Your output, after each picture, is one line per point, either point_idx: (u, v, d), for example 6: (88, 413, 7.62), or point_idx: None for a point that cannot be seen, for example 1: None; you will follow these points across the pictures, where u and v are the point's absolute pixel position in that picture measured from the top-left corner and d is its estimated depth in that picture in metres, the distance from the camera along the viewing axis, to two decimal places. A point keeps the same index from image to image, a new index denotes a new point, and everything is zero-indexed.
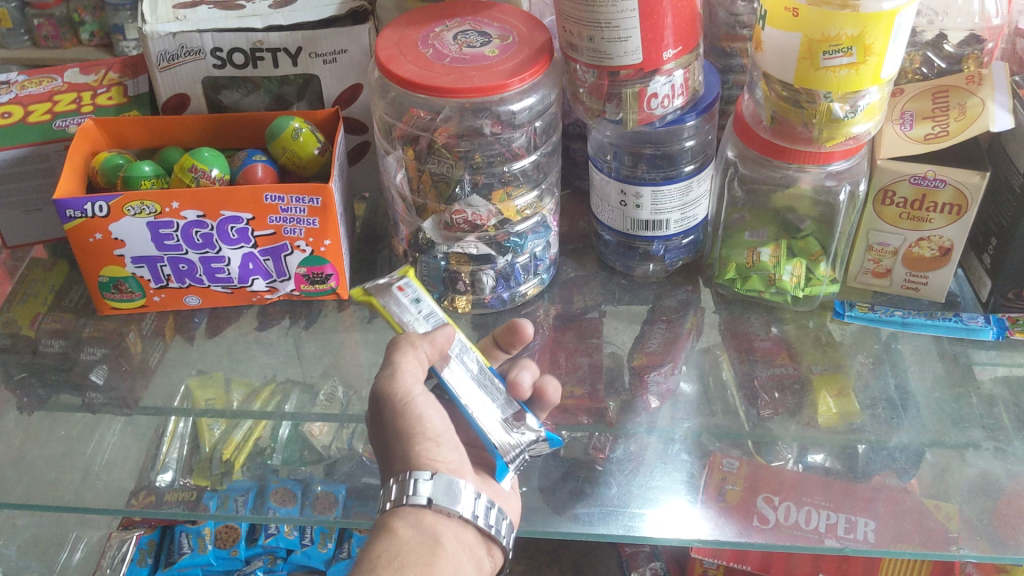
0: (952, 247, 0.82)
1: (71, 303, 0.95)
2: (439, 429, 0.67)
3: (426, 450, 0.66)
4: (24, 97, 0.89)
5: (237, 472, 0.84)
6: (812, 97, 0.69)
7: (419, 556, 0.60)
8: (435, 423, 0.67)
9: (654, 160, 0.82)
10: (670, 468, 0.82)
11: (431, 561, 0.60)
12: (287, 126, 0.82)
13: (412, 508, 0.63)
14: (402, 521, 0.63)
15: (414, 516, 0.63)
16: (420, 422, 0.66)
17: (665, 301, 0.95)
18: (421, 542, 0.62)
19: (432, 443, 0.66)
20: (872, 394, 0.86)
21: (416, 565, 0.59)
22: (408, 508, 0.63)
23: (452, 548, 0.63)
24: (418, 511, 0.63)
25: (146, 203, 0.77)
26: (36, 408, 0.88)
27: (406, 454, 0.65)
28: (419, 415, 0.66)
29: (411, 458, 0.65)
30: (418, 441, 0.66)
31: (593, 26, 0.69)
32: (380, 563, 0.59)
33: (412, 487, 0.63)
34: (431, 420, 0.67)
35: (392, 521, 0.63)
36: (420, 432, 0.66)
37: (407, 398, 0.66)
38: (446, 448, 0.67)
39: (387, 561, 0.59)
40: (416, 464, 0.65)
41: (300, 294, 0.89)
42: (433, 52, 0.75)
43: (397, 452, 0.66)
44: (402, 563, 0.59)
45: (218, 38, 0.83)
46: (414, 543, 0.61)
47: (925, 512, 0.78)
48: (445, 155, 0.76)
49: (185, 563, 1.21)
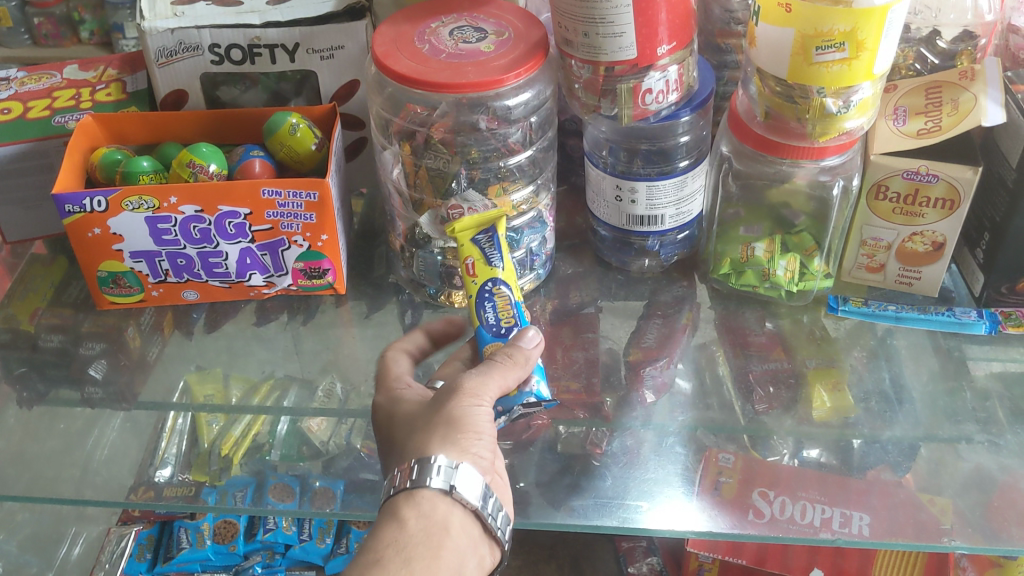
0: (945, 242, 0.82)
1: (70, 298, 0.96)
2: (486, 431, 0.66)
3: (465, 439, 0.64)
4: (24, 93, 0.90)
5: (236, 468, 0.85)
6: (806, 92, 0.70)
7: (427, 547, 0.60)
8: (485, 423, 0.66)
9: (650, 156, 0.83)
10: (665, 460, 0.83)
11: (438, 556, 0.59)
12: (285, 122, 0.82)
13: (429, 493, 0.62)
14: (417, 507, 0.61)
15: (429, 503, 0.62)
16: (473, 415, 0.65)
17: (660, 296, 0.95)
18: (429, 533, 0.61)
19: (473, 436, 0.65)
20: (865, 387, 0.86)
21: (423, 558, 0.59)
22: (425, 494, 0.62)
23: (458, 542, 0.62)
24: (434, 498, 0.62)
25: (144, 198, 0.78)
26: (36, 402, 0.89)
27: (443, 435, 0.64)
28: (479, 413, 0.66)
29: (449, 441, 0.64)
30: (463, 430, 0.65)
31: (588, 22, 0.69)
32: (387, 554, 0.58)
33: (435, 471, 0.62)
34: (483, 420, 0.66)
35: (403, 506, 0.62)
36: (469, 425, 0.65)
37: (478, 398, 0.66)
38: (483, 446, 0.65)
39: (395, 552, 0.58)
40: (444, 448, 0.63)
41: (298, 289, 0.90)
42: (429, 47, 0.75)
43: (438, 430, 0.64)
44: (410, 554, 0.58)
45: (216, 34, 0.83)
46: (423, 533, 0.60)
47: (919, 505, 0.79)
48: (442, 150, 0.77)
49: (184, 557, 1.22)
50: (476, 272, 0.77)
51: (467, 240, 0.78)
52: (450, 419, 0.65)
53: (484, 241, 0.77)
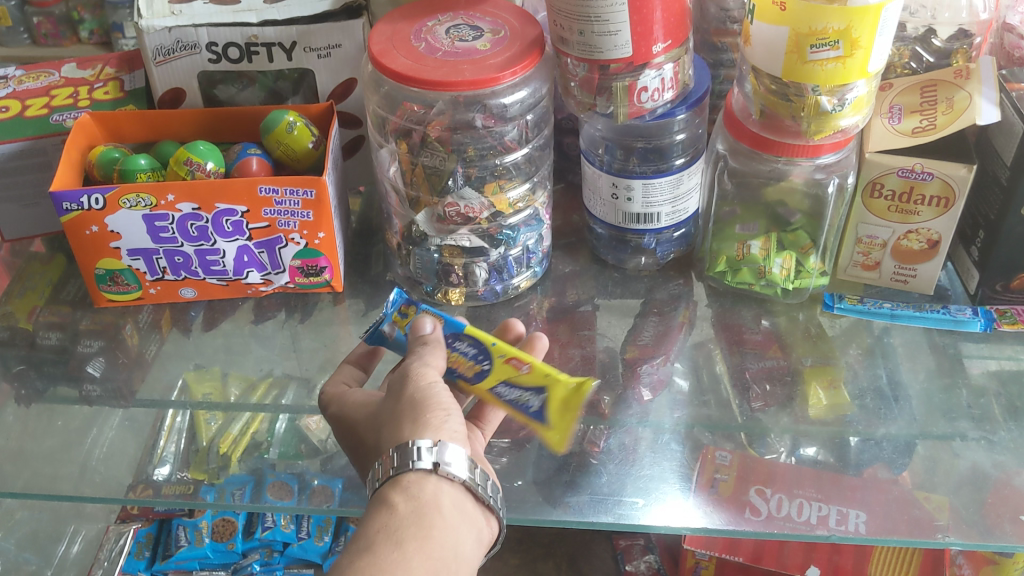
0: (940, 240, 0.83)
1: (68, 296, 0.96)
2: (450, 404, 0.67)
3: (436, 417, 0.65)
4: (22, 91, 0.90)
5: (235, 466, 0.85)
6: (801, 90, 0.70)
7: (419, 529, 0.59)
8: (446, 398, 0.68)
9: (646, 154, 0.83)
10: (660, 458, 0.83)
11: (431, 535, 0.59)
12: (281, 120, 0.83)
13: (416, 476, 0.62)
14: (405, 491, 0.62)
15: (417, 485, 0.62)
16: (434, 392, 0.67)
17: (657, 294, 0.96)
18: (421, 514, 0.61)
19: (443, 413, 0.66)
20: (860, 384, 0.87)
21: (416, 539, 0.59)
22: (412, 477, 0.62)
23: (452, 518, 0.62)
24: (422, 479, 0.62)
25: (141, 195, 0.78)
26: (34, 400, 0.89)
27: (414, 419, 0.65)
28: (435, 389, 0.68)
29: (421, 424, 0.65)
30: (431, 410, 0.66)
31: (583, 20, 0.70)
32: (378, 539, 0.58)
33: (416, 453, 0.62)
34: (444, 394, 0.68)
35: (391, 493, 0.62)
36: (435, 402, 0.66)
37: (429, 375, 0.68)
38: (454, 419, 0.66)
39: (385, 536, 0.58)
40: (422, 431, 0.64)
41: (295, 286, 0.90)
42: (425, 46, 0.76)
43: (408, 418, 0.65)
44: (401, 537, 0.58)
45: (213, 33, 0.84)
46: (415, 515, 0.60)
47: (913, 502, 0.79)
48: (438, 148, 0.77)
49: (182, 555, 1.22)
50: (510, 366, 0.72)
51: (548, 385, 0.70)
52: (415, 401, 0.66)
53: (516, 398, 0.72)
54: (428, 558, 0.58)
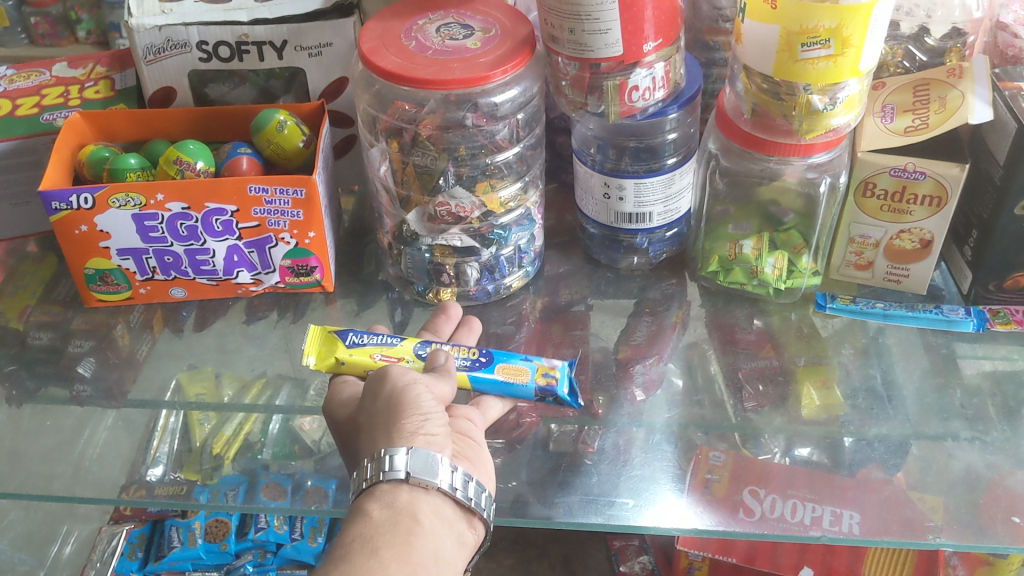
0: (933, 239, 0.82)
1: (60, 296, 0.96)
2: (430, 408, 0.67)
3: (412, 423, 0.65)
4: (13, 90, 0.90)
5: (228, 466, 0.84)
6: (792, 89, 0.70)
7: (395, 536, 0.59)
8: (428, 402, 0.67)
9: (638, 153, 0.83)
10: (652, 458, 0.82)
11: (408, 542, 0.59)
12: (272, 119, 0.82)
13: (389, 486, 0.62)
14: (380, 500, 0.61)
15: (390, 494, 0.62)
16: (413, 396, 0.66)
17: (650, 293, 0.95)
18: (397, 521, 0.60)
19: (420, 418, 0.65)
20: (853, 384, 0.86)
21: (392, 546, 0.58)
22: (385, 486, 0.62)
23: (430, 525, 0.61)
24: (395, 489, 0.62)
25: (130, 195, 0.77)
26: (25, 400, 0.88)
27: (390, 426, 0.65)
28: (413, 391, 0.67)
29: (396, 430, 0.64)
30: (409, 414, 0.65)
31: (573, 18, 0.69)
32: (353, 548, 0.58)
33: (388, 462, 0.62)
34: (424, 398, 0.67)
35: (367, 503, 0.62)
36: (412, 407, 0.66)
37: (409, 377, 0.68)
38: (432, 424, 0.66)
39: (360, 546, 0.58)
40: (397, 438, 0.64)
41: (285, 286, 0.90)
42: (416, 44, 0.75)
43: (385, 423, 0.65)
44: (376, 545, 0.58)
45: (204, 31, 0.84)
46: (392, 522, 0.60)
47: (906, 502, 0.78)
48: (429, 147, 0.76)
49: (174, 556, 1.21)
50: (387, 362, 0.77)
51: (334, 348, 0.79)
52: (392, 405, 0.66)
53: (363, 338, 0.79)
54: (405, 564, 0.57)
